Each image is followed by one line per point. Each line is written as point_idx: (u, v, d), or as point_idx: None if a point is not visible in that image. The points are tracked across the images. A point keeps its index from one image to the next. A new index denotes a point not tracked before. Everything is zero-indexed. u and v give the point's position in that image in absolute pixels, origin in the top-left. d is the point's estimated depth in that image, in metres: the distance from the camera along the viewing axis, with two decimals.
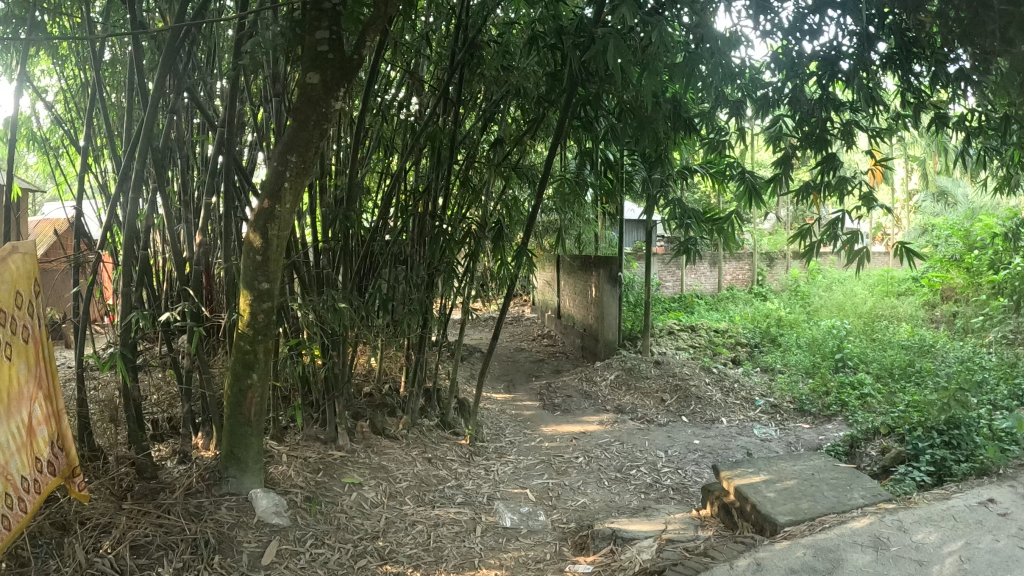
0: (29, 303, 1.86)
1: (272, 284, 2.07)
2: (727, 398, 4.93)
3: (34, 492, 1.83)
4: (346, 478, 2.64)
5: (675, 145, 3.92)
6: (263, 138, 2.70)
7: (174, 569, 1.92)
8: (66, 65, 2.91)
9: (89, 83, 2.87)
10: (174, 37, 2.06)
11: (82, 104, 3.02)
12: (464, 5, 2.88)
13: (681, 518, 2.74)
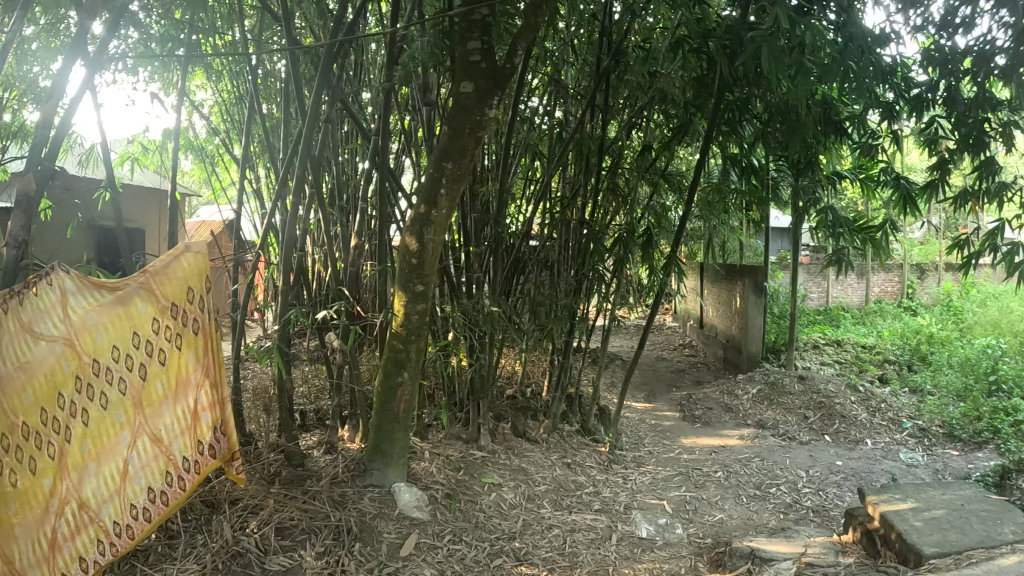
0: (200, 298, 2.01)
1: (426, 286, 2.14)
2: (873, 418, 4.61)
3: (193, 472, 2.02)
4: (486, 478, 2.69)
5: (826, 150, 3.74)
6: (411, 146, 2.79)
7: (316, 552, 2.04)
8: (223, 82, 3.05)
9: (245, 99, 3.00)
10: (331, 50, 2.15)
11: (236, 118, 3.16)
12: (608, 13, 2.93)
13: (820, 541, 2.58)
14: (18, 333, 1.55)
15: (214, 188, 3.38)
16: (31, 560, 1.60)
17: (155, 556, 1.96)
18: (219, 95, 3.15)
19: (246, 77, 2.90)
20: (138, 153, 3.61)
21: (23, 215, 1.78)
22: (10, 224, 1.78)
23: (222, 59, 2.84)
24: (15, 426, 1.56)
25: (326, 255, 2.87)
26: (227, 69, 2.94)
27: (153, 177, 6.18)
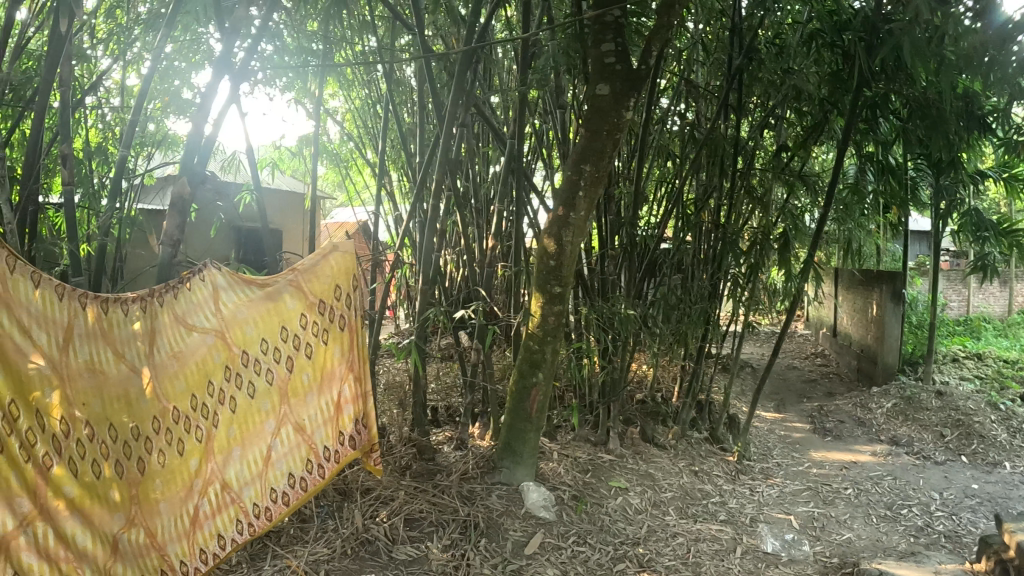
0: (347, 295, 2.06)
1: (564, 288, 2.15)
2: (1016, 440, 4.24)
3: (333, 461, 2.06)
4: (613, 482, 2.67)
5: (969, 147, 3.49)
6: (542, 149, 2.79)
7: (443, 544, 2.05)
8: (353, 90, 3.04)
9: (375, 106, 2.99)
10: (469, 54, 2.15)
11: (368, 124, 3.17)
12: (738, 10, 2.82)
13: (953, 570, 2.40)
14: (172, 325, 1.70)
15: (347, 192, 3.44)
16: (172, 534, 1.72)
17: (288, 539, 2.02)
18: (350, 102, 3.15)
19: (377, 85, 2.88)
20: (274, 159, 3.70)
21: (177, 215, 1.79)
22: (166, 224, 1.80)
23: (352, 68, 2.82)
24: (166, 409, 1.70)
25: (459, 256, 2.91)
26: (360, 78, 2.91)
27: (291, 179, 6.50)
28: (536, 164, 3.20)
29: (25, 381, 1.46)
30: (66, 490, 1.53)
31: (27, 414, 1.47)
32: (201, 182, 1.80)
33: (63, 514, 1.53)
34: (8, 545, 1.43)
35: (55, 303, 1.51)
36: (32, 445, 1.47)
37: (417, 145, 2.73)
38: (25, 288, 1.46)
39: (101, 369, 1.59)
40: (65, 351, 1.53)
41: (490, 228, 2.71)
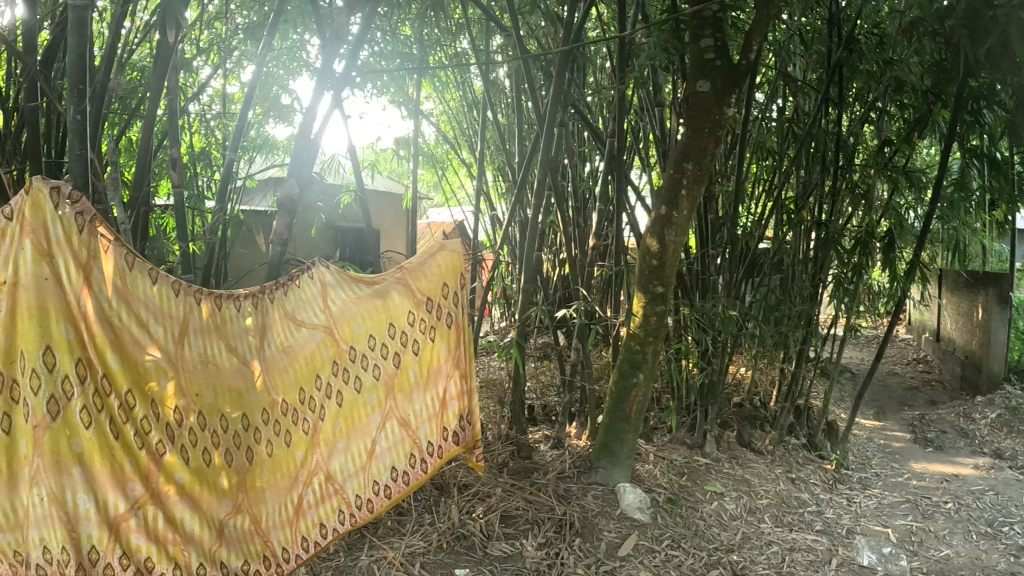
0: (456, 293, 1.92)
1: (666, 287, 2.11)
2: None
3: (436, 456, 1.93)
4: (709, 486, 2.58)
5: None
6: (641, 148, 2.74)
7: (537, 543, 2.01)
8: (448, 92, 3.03)
9: (471, 107, 2.97)
10: (567, 55, 2.08)
11: (464, 125, 3.15)
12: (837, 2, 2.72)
13: None
14: (281, 320, 1.70)
15: (445, 192, 3.47)
16: (277, 521, 1.69)
17: (385, 530, 2.00)
18: (445, 104, 3.14)
19: (473, 87, 2.85)
20: (372, 160, 3.78)
21: (284, 215, 1.77)
22: (275, 224, 1.77)
23: (447, 70, 2.78)
24: (275, 402, 1.69)
25: (560, 253, 2.89)
26: (454, 79, 2.83)
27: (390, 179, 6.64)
28: (634, 162, 3.13)
29: (142, 372, 1.51)
30: (178, 475, 1.56)
31: (143, 403, 1.51)
32: (308, 182, 1.76)
33: (174, 498, 1.55)
34: (119, 527, 1.48)
35: (172, 299, 1.55)
36: (147, 432, 1.52)
37: (515, 146, 2.70)
38: (144, 283, 1.52)
39: (213, 362, 1.61)
40: (181, 344, 1.57)
41: (589, 228, 2.67)
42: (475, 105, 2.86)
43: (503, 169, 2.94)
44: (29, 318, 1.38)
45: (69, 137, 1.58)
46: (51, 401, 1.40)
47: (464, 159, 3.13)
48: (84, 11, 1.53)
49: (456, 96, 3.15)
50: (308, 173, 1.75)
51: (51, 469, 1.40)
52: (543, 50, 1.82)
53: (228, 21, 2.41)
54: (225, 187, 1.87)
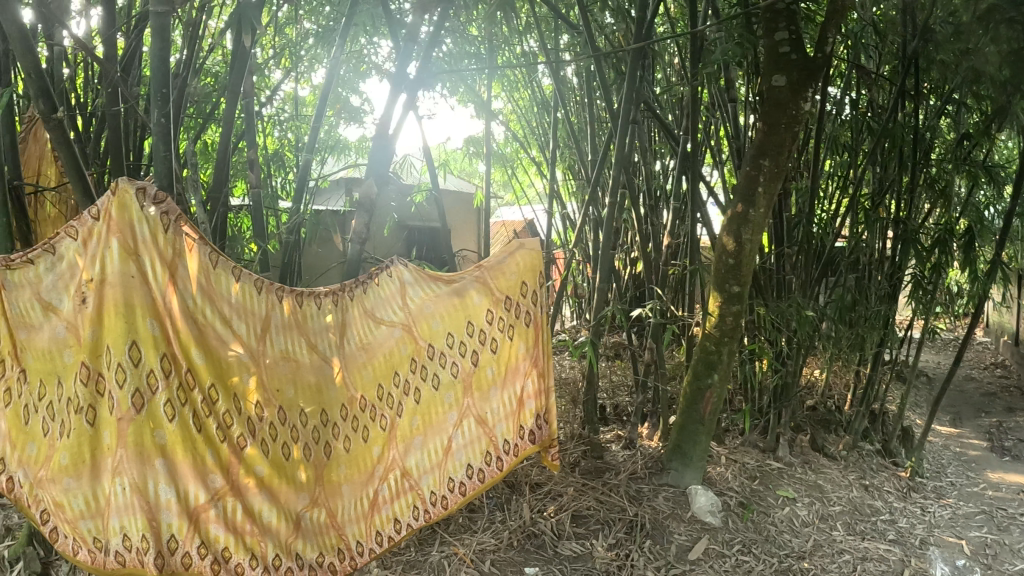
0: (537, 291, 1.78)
1: (743, 287, 2.05)
2: None
3: (512, 454, 1.80)
4: (781, 491, 2.48)
5: None
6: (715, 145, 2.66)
7: (607, 543, 1.98)
8: (517, 92, 3.02)
9: (540, 106, 2.95)
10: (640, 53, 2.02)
11: (532, 124, 3.13)
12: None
13: None
14: (361, 318, 1.65)
15: (514, 191, 3.45)
16: (352, 515, 1.66)
17: (456, 527, 2.00)
18: (514, 104, 3.13)
19: (542, 87, 2.84)
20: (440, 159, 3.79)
21: (362, 213, 1.76)
22: (354, 222, 1.76)
23: (516, 70, 2.78)
24: (354, 398, 1.65)
25: (633, 250, 2.84)
26: (523, 76, 2.81)
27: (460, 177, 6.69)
28: (708, 159, 3.06)
29: (224, 367, 1.48)
30: (257, 468, 1.53)
31: (225, 397, 1.49)
32: (385, 181, 1.75)
33: (252, 491, 1.52)
34: (199, 517, 1.45)
35: (254, 296, 1.53)
36: (228, 426, 1.49)
37: (586, 145, 2.67)
38: (226, 281, 1.49)
39: (294, 359, 1.58)
40: (262, 341, 1.54)
41: (662, 225, 2.60)
42: (543, 104, 2.84)
43: (572, 165, 2.91)
44: (116, 314, 1.39)
45: (153, 138, 1.53)
46: (136, 394, 1.39)
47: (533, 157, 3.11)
48: (165, 16, 1.47)
49: (525, 95, 3.13)
50: (386, 172, 1.73)
51: (133, 460, 1.39)
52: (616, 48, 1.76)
53: (298, 27, 2.41)
54: (301, 187, 1.87)
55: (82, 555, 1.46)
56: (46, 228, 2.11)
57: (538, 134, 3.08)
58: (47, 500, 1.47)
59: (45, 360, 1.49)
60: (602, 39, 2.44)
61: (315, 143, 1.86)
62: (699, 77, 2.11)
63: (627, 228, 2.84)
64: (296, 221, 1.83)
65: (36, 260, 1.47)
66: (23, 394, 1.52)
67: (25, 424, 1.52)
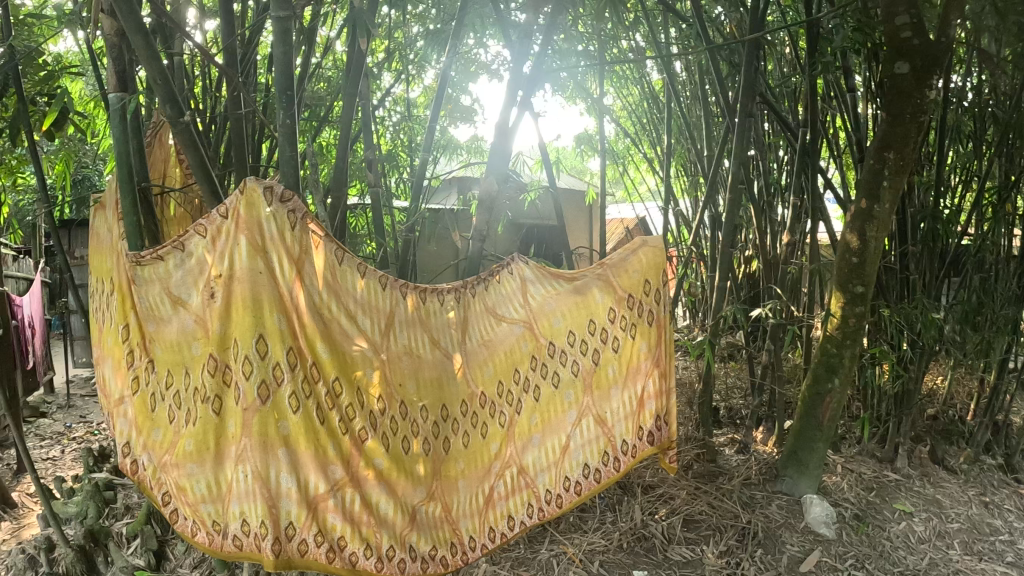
0: (661, 291, 1.71)
1: (867, 287, 1.96)
2: None
3: (630, 456, 1.73)
4: (898, 505, 2.30)
5: None
6: (833, 141, 2.55)
7: (718, 550, 1.91)
8: (625, 88, 2.98)
9: (651, 102, 2.91)
10: (756, 44, 1.96)
11: (643, 119, 3.08)
12: None
13: None
14: (482, 315, 1.62)
15: (625, 188, 3.40)
16: (466, 510, 1.63)
17: (566, 526, 1.98)
18: (622, 99, 3.09)
19: (651, 82, 2.81)
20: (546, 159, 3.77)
21: (485, 212, 1.71)
22: (475, 221, 1.72)
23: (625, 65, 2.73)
24: (474, 394, 1.61)
25: (748, 249, 2.76)
26: (631, 72, 2.76)
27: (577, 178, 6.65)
28: (823, 153, 2.94)
29: (349, 362, 1.45)
30: (377, 461, 1.49)
31: (350, 391, 1.45)
32: (504, 178, 1.70)
33: (372, 482, 1.48)
34: (317, 506, 1.41)
35: (379, 292, 1.50)
36: (351, 419, 1.45)
37: (701, 140, 2.62)
38: (352, 277, 1.47)
39: (416, 354, 1.55)
40: (386, 336, 1.51)
41: (778, 223, 2.51)
42: (653, 100, 2.80)
43: (682, 164, 2.84)
44: (244, 309, 1.36)
45: (280, 140, 1.51)
46: (261, 386, 1.36)
47: (644, 154, 3.07)
48: (286, 20, 1.46)
49: (634, 90, 3.09)
50: (505, 169, 1.69)
51: (256, 449, 1.36)
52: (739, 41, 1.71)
53: (406, 30, 2.42)
54: (419, 186, 1.84)
55: (200, 536, 1.48)
56: (172, 228, 2.18)
57: (647, 133, 3.01)
58: (169, 484, 1.50)
59: (173, 351, 1.49)
60: (715, 32, 2.38)
61: (433, 139, 1.84)
62: (816, 67, 2.04)
63: (740, 227, 2.75)
64: (415, 220, 1.82)
65: (165, 257, 1.48)
66: (149, 382, 1.52)
67: (151, 411, 1.52)
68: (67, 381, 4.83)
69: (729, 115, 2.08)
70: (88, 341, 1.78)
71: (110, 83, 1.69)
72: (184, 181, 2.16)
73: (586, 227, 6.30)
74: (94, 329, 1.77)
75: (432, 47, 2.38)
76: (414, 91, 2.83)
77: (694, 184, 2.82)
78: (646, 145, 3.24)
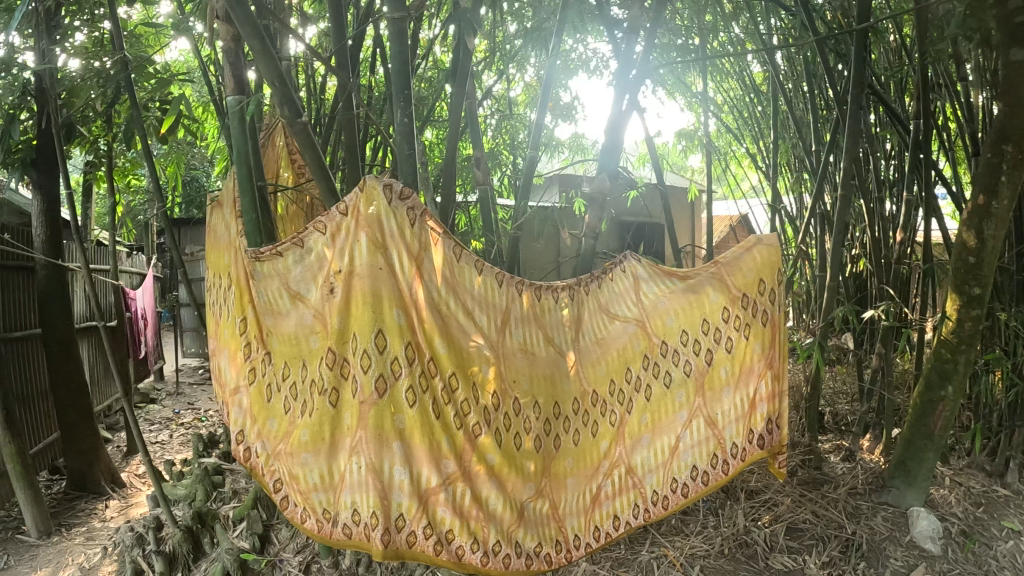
0: (776, 293, 1.69)
1: (984, 289, 1.89)
2: None
3: (739, 459, 1.71)
4: (1007, 523, 2.16)
5: None
6: (948, 134, 2.46)
7: (820, 561, 1.87)
8: (725, 82, 2.97)
9: (751, 95, 2.87)
10: (863, 35, 1.91)
11: (744, 113, 3.03)
12: None
13: None
14: (596, 313, 1.64)
15: (727, 184, 3.37)
16: (573, 508, 1.62)
17: (668, 528, 1.98)
18: (721, 94, 3.07)
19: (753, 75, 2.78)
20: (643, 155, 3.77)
21: (596, 208, 1.76)
22: (586, 218, 1.77)
23: (728, 59, 2.72)
24: (586, 392, 1.62)
25: (857, 247, 2.69)
26: (733, 65, 2.75)
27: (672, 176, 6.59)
28: (938, 147, 2.83)
29: (466, 357, 1.47)
30: (489, 457, 1.49)
31: (465, 386, 1.47)
32: (616, 175, 1.76)
33: (483, 478, 1.49)
34: (429, 499, 1.43)
35: (495, 289, 1.52)
36: (465, 414, 1.47)
37: (807, 135, 2.58)
38: (469, 274, 1.49)
39: (531, 352, 1.56)
40: (502, 333, 1.52)
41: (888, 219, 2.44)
42: (756, 93, 2.77)
43: (787, 159, 2.80)
44: (364, 304, 1.41)
45: (397, 140, 1.55)
46: (380, 379, 1.39)
47: (746, 150, 3.03)
48: (402, 21, 1.49)
49: (733, 83, 3.06)
50: (616, 165, 1.75)
51: (371, 442, 1.40)
52: (846, 34, 1.67)
53: (505, 27, 2.46)
54: (528, 184, 1.87)
55: (310, 523, 1.50)
56: (288, 224, 2.35)
57: (748, 126, 2.98)
58: (283, 471, 1.53)
59: (291, 344, 1.52)
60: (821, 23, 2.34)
61: (541, 135, 1.90)
62: (927, 56, 1.97)
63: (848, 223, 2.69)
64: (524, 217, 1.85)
65: (284, 253, 1.51)
66: (267, 373, 1.56)
67: (268, 401, 1.56)
68: (177, 370, 5.21)
69: (839, 108, 2.06)
70: (205, 333, 1.83)
71: (228, 86, 1.74)
72: (297, 180, 2.32)
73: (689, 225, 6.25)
74: (211, 322, 1.82)
75: (531, 43, 2.41)
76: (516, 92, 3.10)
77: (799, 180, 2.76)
78: (748, 140, 3.20)
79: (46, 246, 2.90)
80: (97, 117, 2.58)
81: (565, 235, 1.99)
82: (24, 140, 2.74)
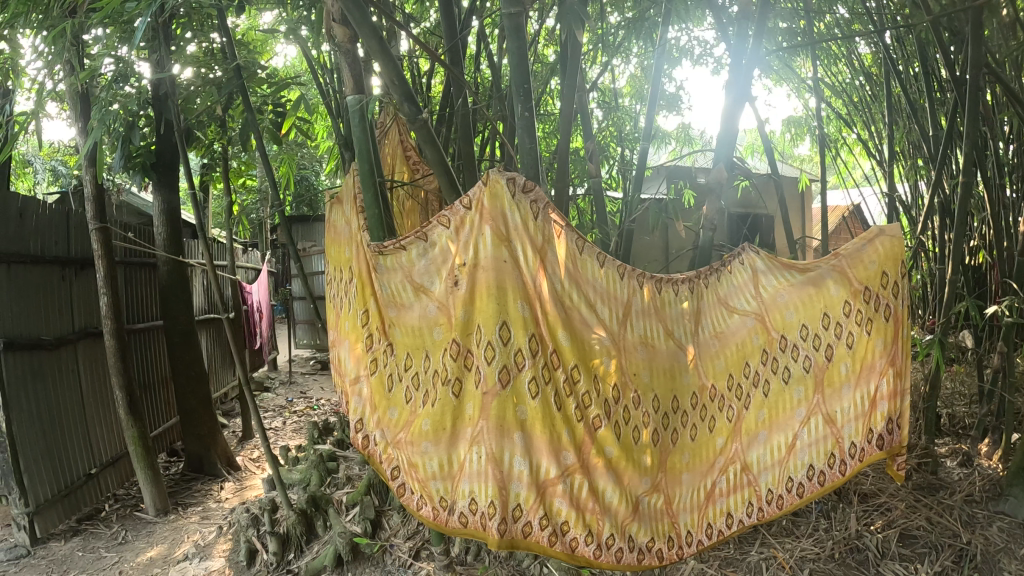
0: (900, 288, 1.68)
1: None
2: None
3: (858, 460, 1.69)
4: None
5: None
6: None
7: (933, 570, 1.83)
8: (834, 65, 2.93)
9: (861, 78, 2.85)
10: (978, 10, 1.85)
11: (854, 98, 2.99)
12: None
13: None
14: (715, 305, 1.67)
15: (839, 172, 3.34)
16: (687, 504, 1.64)
17: (778, 529, 1.98)
18: (830, 79, 3.05)
19: (862, 58, 2.76)
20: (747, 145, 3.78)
21: (714, 200, 1.78)
22: (704, 211, 1.81)
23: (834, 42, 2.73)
24: (705, 386, 1.64)
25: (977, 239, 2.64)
26: (839, 48, 2.75)
27: (781, 166, 6.45)
28: None
29: (588, 349, 1.51)
30: (607, 450, 1.53)
31: (587, 378, 1.51)
32: (732, 166, 1.78)
33: (601, 470, 1.52)
34: (547, 490, 1.48)
35: (617, 282, 1.56)
36: (586, 407, 1.51)
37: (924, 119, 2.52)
38: (592, 266, 1.53)
39: (652, 344, 1.59)
40: (623, 325, 1.56)
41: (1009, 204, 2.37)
42: (865, 76, 2.75)
43: (900, 145, 2.76)
44: (489, 296, 1.47)
45: (519, 135, 1.60)
46: (503, 370, 1.46)
47: (858, 136, 3.00)
48: (517, 16, 1.50)
49: (841, 66, 3.03)
50: (731, 157, 1.76)
51: (493, 432, 1.46)
52: (962, 10, 1.56)
53: (607, 15, 2.50)
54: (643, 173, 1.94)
55: (425, 511, 1.55)
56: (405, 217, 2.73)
57: (857, 110, 2.96)
58: (400, 459, 1.56)
59: (414, 336, 1.57)
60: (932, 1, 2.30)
61: (652, 127, 1.93)
62: None
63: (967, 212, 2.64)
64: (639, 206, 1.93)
65: (409, 246, 1.57)
66: (388, 363, 1.59)
67: (388, 392, 1.59)
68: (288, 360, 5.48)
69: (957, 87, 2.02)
70: (324, 325, 1.90)
71: (347, 87, 1.80)
72: (409, 176, 2.68)
73: (799, 212, 6.12)
74: (330, 314, 1.90)
75: (636, 29, 2.45)
76: (621, 82, 3.21)
77: (913, 168, 2.68)
78: (858, 125, 3.18)
79: (167, 243, 3.09)
80: (213, 122, 2.73)
81: (680, 227, 2.03)
82: (143, 145, 2.89)
